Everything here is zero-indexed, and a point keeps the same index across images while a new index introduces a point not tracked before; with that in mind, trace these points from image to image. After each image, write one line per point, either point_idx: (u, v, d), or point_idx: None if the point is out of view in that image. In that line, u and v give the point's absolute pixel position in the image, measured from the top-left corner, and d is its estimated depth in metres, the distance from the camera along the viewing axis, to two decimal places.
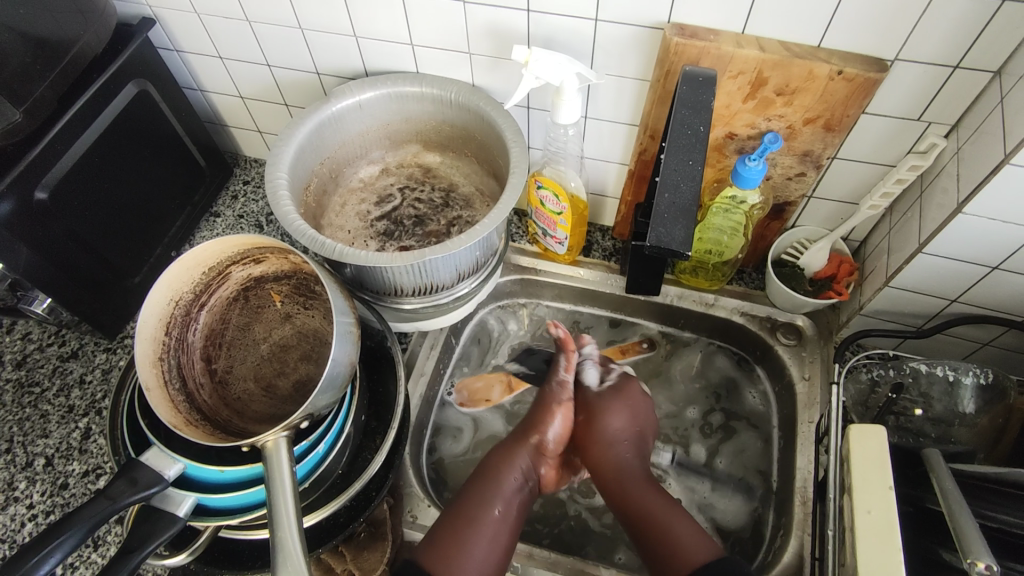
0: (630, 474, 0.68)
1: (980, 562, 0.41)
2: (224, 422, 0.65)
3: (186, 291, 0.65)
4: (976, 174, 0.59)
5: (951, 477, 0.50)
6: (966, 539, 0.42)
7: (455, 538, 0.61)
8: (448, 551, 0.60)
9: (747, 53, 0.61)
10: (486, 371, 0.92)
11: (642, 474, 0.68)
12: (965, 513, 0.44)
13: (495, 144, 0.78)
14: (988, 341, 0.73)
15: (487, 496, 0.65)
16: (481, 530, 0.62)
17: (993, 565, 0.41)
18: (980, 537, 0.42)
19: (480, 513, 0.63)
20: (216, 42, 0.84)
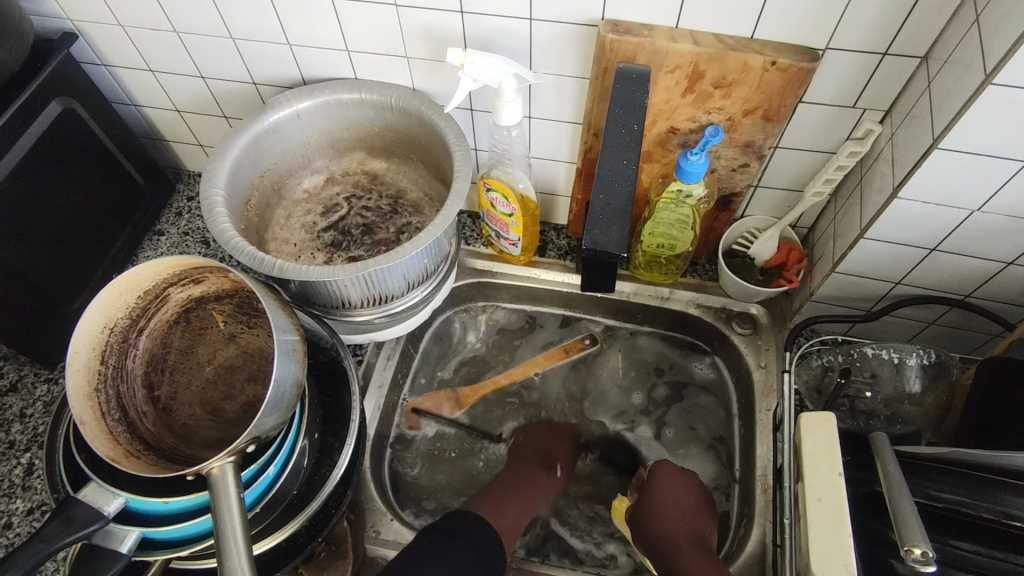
0: (690, 552, 0.68)
1: (917, 547, 0.41)
2: (170, 449, 0.63)
3: (121, 317, 0.62)
4: (909, 158, 0.59)
5: (895, 459, 0.51)
6: (904, 524, 0.43)
7: None
8: None
9: (682, 47, 0.61)
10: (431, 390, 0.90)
11: (708, 564, 0.67)
12: (904, 495, 0.45)
13: (439, 148, 0.77)
14: (932, 320, 0.74)
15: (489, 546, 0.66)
16: (509, 513, 0.75)
17: (928, 550, 0.42)
18: (917, 520, 0.43)
19: (509, 509, 0.76)
20: (145, 54, 0.81)
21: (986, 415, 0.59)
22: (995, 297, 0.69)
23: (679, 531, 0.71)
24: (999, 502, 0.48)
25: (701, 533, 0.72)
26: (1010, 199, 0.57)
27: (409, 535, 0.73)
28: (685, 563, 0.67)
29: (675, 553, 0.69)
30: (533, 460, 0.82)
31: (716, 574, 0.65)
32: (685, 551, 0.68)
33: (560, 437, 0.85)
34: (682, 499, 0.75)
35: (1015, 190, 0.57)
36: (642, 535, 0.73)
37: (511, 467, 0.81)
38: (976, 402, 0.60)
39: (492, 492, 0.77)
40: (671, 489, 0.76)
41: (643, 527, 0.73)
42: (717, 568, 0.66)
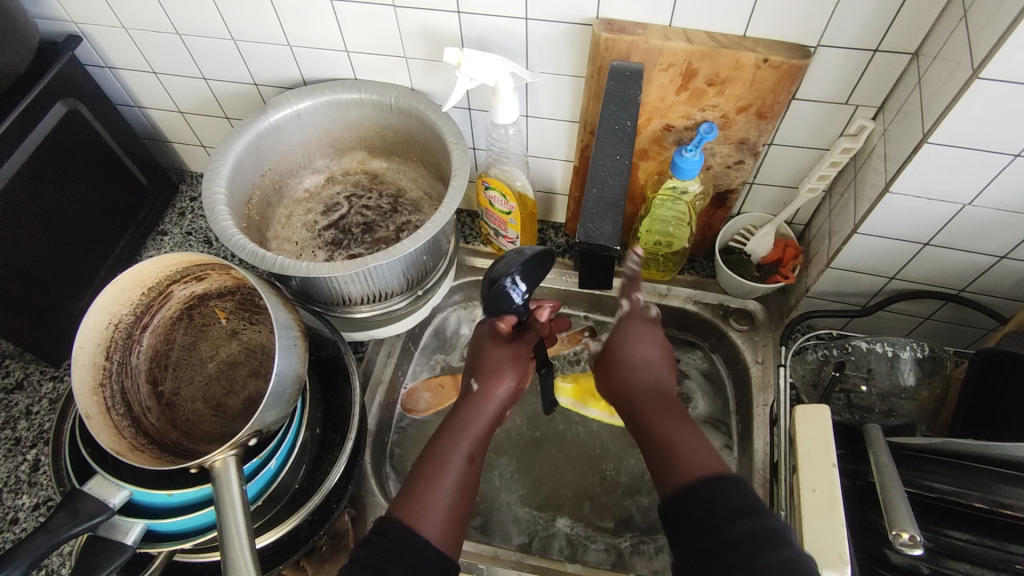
0: (651, 403, 0.57)
1: (903, 532, 0.42)
2: (174, 444, 0.64)
3: (125, 314, 0.63)
4: (900, 154, 0.60)
5: (888, 449, 0.52)
6: (894, 510, 0.44)
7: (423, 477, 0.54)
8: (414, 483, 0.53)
9: (675, 45, 0.62)
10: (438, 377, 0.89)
11: (671, 409, 0.56)
12: (896, 483, 0.46)
13: (438, 147, 0.78)
14: (929, 315, 0.75)
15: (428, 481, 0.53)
16: (439, 494, 0.52)
17: (917, 535, 0.42)
18: (906, 507, 0.43)
19: (441, 470, 0.54)
20: (147, 57, 0.82)
21: (980, 407, 0.59)
22: (989, 292, 0.70)
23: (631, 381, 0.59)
24: (990, 492, 0.48)
25: (659, 371, 0.60)
26: (1000, 193, 0.58)
27: None
28: (647, 418, 0.56)
29: (632, 410, 0.58)
30: (473, 361, 0.63)
31: (679, 417, 0.55)
32: (645, 406, 0.57)
33: (534, 329, 0.66)
34: (641, 337, 0.62)
35: (1005, 184, 0.57)
36: (607, 390, 0.62)
37: (475, 357, 0.63)
38: (970, 394, 0.60)
39: (433, 452, 0.56)
40: (636, 338, 0.62)
41: (604, 383, 0.62)
42: (675, 412, 0.56)
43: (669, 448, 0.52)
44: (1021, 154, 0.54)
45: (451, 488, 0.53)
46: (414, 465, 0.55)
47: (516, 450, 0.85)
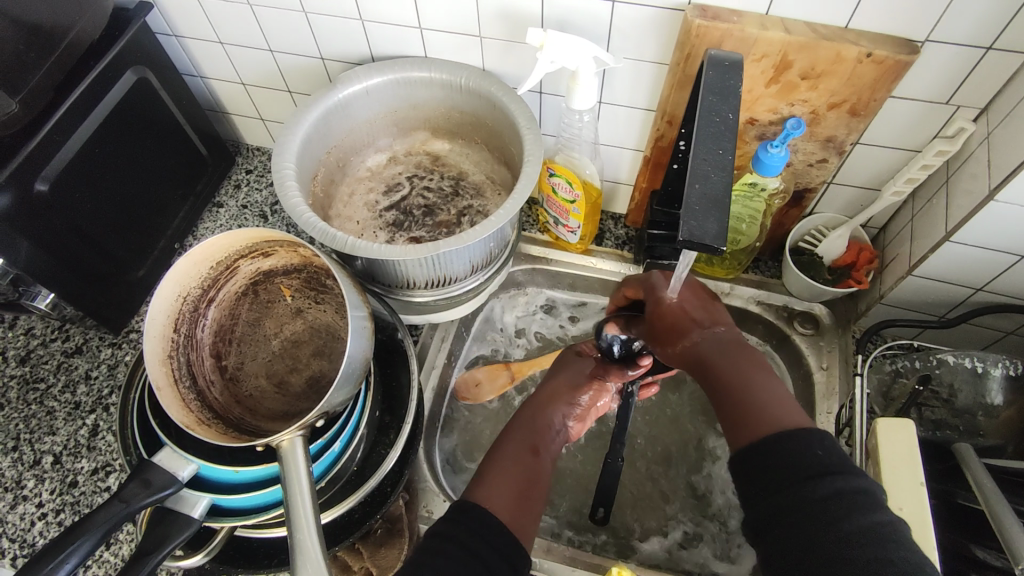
0: (707, 346, 0.55)
1: None
2: (237, 419, 0.64)
3: (194, 286, 0.63)
4: (1009, 160, 0.57)
5: (986, 470, 0.50)
6: (1016, 545, 0.42)
7: (490, 464, 0.55)
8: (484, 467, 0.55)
9: (772, 35, 0.59)
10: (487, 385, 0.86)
11: (723, 344, 0.54)
12: (1009, 514, 0.44)
13: (507, 130, 0.76)
14: (1012, 330, 0.72)
15: (502, 460, 0.56)
16: (512, 476, 0.54)
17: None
18: None
19: (518, 462, 0.56)
20: (216, 26, 0.81)
21: None
22: None
23: (697, 335, 0.56)
24: None
25: (726, 326, 0.57)
26: None
27: None
28: (733, 373, 0.52)
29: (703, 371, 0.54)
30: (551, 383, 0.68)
31: (755, 366, 0.52)
32: (721, 365, 0.53)
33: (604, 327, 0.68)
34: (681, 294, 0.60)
35: None
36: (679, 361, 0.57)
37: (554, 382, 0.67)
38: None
39: (501, 441, 0.59)
40: (664, 302, 0.60)
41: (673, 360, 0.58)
42: (753, 359, 0.53)
43: (753, 403, 0.49)
44: None
45: (518, 476, 0.54)
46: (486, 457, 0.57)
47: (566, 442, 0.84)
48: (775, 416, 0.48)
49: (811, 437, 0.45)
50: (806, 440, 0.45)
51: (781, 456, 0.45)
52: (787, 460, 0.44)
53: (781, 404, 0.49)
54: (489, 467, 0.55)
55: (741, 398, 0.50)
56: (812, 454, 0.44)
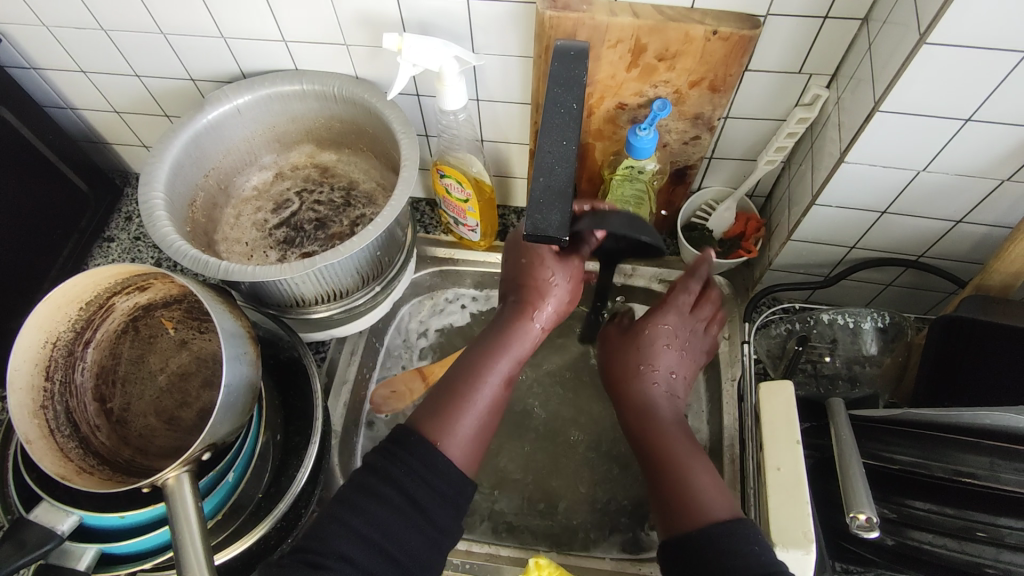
0: (668, 427, 0.63)
1: (861, 514, 0.47)
2: (127, 462, 0.62)
3: (63, 331, 0.60)
4: (853, 123, 0.59)
5: (848, 422, 0.54)
6: (854, 495, 0.48)
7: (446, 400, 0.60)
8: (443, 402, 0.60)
9: (622, 21, 0.60)
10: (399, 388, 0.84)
11: (679, 427, 0.63)
12: (857, 466, 0.49)
13: (386, 136, 0.75)
14: (890, 282, 0.75)
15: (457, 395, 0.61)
16: (465, 418, 0.59)
17: (872, 517, 0.47)
18: (866, 492, 0.48)
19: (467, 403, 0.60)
20: (74, 55, 0.77)
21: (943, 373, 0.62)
22: (945, 256, 0.70)
23: (656, 394, 0.65)
24: (953, 461, 0.52)
25: (678, 400, 0.67)
26: (952, 160, 0.58)
27: None
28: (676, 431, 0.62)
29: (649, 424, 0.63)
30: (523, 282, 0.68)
31: (694, 454, 0.60)
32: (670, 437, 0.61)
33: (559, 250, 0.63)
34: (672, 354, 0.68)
35: (956, 151, 0.57)
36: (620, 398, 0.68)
37: (526, 264, 0.67)
38: (930, 366, 0.63)
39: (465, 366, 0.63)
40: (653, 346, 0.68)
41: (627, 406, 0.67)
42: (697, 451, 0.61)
43: (687, 487, 0.57)
44: (972, 118, 0.53)
45: (462, 415, 0.59)
46: (447, 372, 0.63)
47: None
48: (705, 483, 0.57)
49: (746, 530, 0.52)
50: (743, 535, 0.51)
51: (713, 547, 0.51)
52: (725, 553, 0.50)
53: (719, 495, 0.56)
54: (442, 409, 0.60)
55: (673, 474, 0.59)
56: (753, 552, 0.50)
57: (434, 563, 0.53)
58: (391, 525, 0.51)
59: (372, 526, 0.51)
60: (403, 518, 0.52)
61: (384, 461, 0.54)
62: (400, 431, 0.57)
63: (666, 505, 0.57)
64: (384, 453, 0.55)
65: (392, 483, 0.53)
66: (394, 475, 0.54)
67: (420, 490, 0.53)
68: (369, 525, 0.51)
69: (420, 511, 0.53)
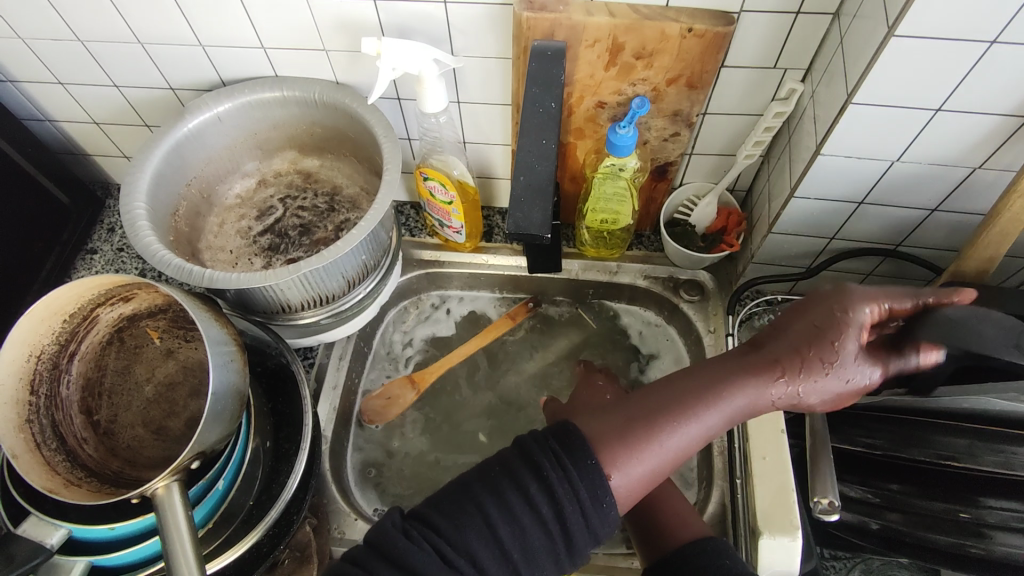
0: None
1: (832, 501, 0.52)
2: (116, 474, 0.61)
3: (48, 344, 0.60)
4: (828, 116, 0.60)
5: (828, 445, 0.58)
6: None
7: (625, 440, 0.49)
8: (618, 438, 0.49)
9: (598, 20, 0.61)
10: (388, 391, 0.86)
11: None
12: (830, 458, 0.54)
13: (368, 140, 0.75)
14: (870, 271, 0.77)
15: (638, 438, 0.49)
16: (648, 455, 0.49)
17: (834, 500, 0.55)
18: (835, 480, 0.52)
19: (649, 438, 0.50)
20: (51, 67, 0.77)
21: None
22: (922, 245, 0.71)
23: None
24: (934, 445, 0.54)
25: None
26: (925, 150, 0.59)
27: None
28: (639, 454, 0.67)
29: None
30: (815, 333, 0.48)
31: (663, 477, 0.64)
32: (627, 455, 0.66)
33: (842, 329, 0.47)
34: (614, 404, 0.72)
35: (929, 141, 0.58)
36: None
37: (815, 332, 0.48)
38: None
39: (657, 411, 0.51)
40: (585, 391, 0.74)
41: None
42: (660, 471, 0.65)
43: (663, 509, 0.61)
44: (942, 107, 0.54)
45: (638, 447, 0.49)
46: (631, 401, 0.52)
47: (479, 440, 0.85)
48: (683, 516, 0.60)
49: (721, 545, 0.54)
50: (718, 548, 0.53)
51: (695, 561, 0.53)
52: (704, 568, 0.52)
53: (691, 516, 0.60)
54: (611, 450, 0.49)
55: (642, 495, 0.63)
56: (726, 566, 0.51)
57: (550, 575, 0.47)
58: (533, 539, 0.46)
59: (512, 531, 0.46)
60: (548, 542, 0.46)
61: (542, 454, 0.47)
62: (568, 426, 0.50)
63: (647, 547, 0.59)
64: (549, 450, 0.48)
65: (548, 492, 0.46)
66: (548, 477, 0.46)
67: (571, 510, 0.46)
68: (512, 534, 0.45)
69: (565, 539, 0.46)
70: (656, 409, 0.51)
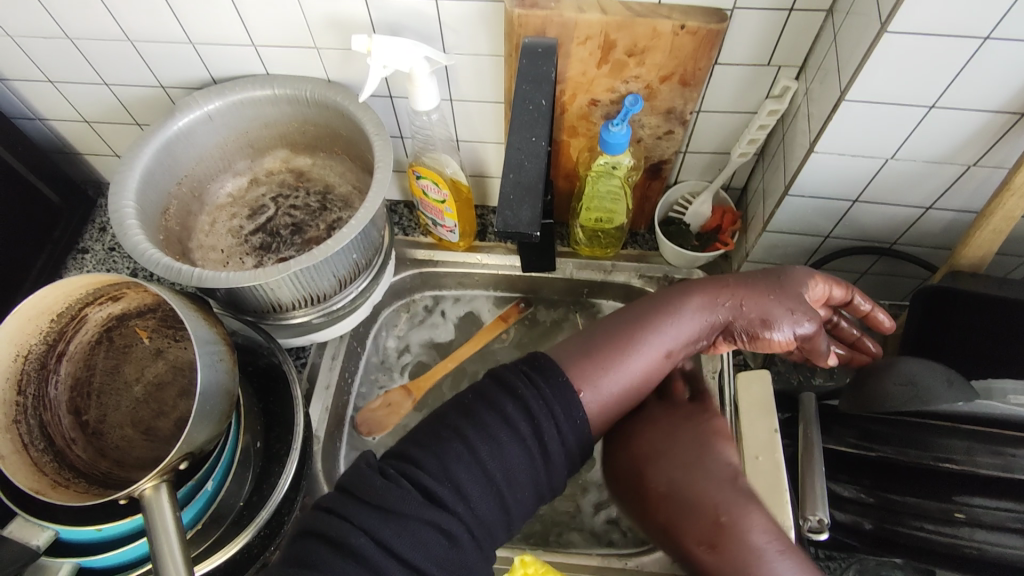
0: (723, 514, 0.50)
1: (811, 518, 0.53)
2: (104, 475, 0.61)
3: (35, 343, 0.59)
4: (822, 113, 0.60)
5: (817, 424, 0.58)
6: (807, 498, 0.53)
7: (590, 362, 0.55)
8: (586, 359, 0.55)
9: (590, 17, 0.60)
10: (384, 397, 0.86)
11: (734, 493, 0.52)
12: (812, 475, 0.54)
13: (360, 138, 0.74)
14: (866, 270, 0.76)
15: (606, 360, 0.55)
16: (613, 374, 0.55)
17: (823, 518, 0.53)
18: (816, 495, 0.53)
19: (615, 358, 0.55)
20: (41, 65, 0.76)
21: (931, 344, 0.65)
22: (917, 244, 0.71)
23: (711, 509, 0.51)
24: (931, 448, 0.54)
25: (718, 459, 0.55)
26: (918, 148, 0.59)
27: None
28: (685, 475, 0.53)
29: (652, 506, 0.53)
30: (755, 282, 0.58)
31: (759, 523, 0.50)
32: (674, 492, 0.53)
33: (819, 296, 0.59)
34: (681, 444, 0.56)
35: (922, 139, 0.58)
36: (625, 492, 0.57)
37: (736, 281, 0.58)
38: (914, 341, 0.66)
39: (615, 338, 0.56)
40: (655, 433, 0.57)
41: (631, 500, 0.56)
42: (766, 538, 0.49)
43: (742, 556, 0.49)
44: (935, 105, 0.54)
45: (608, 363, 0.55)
46: (587, 334, 0.58)
47: None
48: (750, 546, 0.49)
49: None
50: None
51: None
52: None
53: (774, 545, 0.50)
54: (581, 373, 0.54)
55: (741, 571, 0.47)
56: None
57: (521, 491, 0.50)
58: (508, 461, 0.49)
59: (493, 454, 0.49)
60: (523, 456, 0.50)
61: (513, 376, 0.53)
62: (539, 361, 0.54)
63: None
64: (521, 373, 0.53)
65: (522, 413, 0.50)
66: (525, 398, 0.51)
67: (542, 429, 0.50)
68: (493, 459, 0.49)
69: (538, 455, 0.50)
70: (612, 335, 0.57)
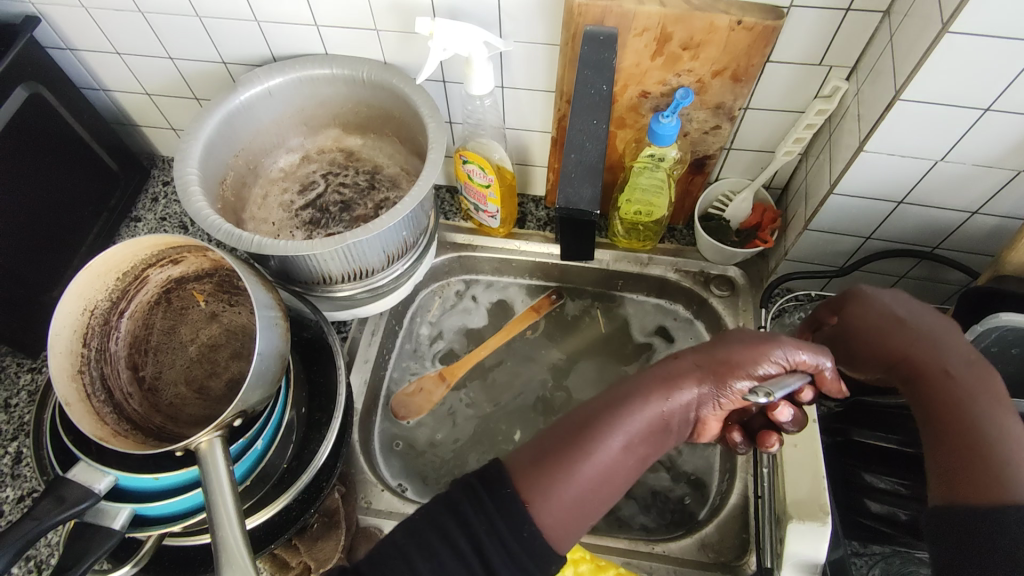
0: (880, 344, 0.56)
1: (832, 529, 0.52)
2: (159, 428, 0.64)
3: (101, 299, 0.62)
4: (873, 113, 0.60)
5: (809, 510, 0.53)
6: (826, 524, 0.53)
7: (544, 469, 0.47)
8: (540, 467, 0.47)
9: (649, 9, 0.62)
10: (418, 379, 0.88)
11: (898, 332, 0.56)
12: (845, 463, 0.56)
13: (412, 119, 0.77)
14: (904, 273, 0.77)
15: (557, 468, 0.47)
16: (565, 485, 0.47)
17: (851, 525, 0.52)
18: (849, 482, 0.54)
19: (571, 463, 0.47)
20: (110, 37, 0.80)
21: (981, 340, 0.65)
22: (959, 248, 0.71)
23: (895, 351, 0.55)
24: None
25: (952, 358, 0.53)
26: (969, 151, 0.59)
27: (401, 504, 0.75)
28: (919, 333, 0.54)
29: (925, 373, 0.53)
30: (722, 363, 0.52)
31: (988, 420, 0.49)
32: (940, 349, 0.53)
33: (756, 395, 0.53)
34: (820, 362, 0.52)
35: (974, 141, 0.58)
36: (855, 355, 0.58)
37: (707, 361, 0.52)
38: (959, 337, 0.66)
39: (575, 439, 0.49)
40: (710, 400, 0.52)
41: (863, 365, 0.58)
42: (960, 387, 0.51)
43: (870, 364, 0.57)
44: (991, 107, 0.55)
45: (563, 471, 0.47)
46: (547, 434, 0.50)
47: (502, 422, 0.87)
48: (994, 416, 0.49)
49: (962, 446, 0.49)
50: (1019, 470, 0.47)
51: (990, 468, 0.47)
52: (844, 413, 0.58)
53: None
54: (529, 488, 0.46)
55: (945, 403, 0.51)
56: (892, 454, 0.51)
57: None
58: None
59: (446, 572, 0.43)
60: None
61: (463, 501, 0.46)
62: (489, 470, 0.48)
63: (969, 472, 0.47)
64: (464, 490, 0.46)
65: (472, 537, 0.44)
66: (473, 524, 0.45)
67: (491, 550, 0.44)
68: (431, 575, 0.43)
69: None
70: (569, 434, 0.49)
